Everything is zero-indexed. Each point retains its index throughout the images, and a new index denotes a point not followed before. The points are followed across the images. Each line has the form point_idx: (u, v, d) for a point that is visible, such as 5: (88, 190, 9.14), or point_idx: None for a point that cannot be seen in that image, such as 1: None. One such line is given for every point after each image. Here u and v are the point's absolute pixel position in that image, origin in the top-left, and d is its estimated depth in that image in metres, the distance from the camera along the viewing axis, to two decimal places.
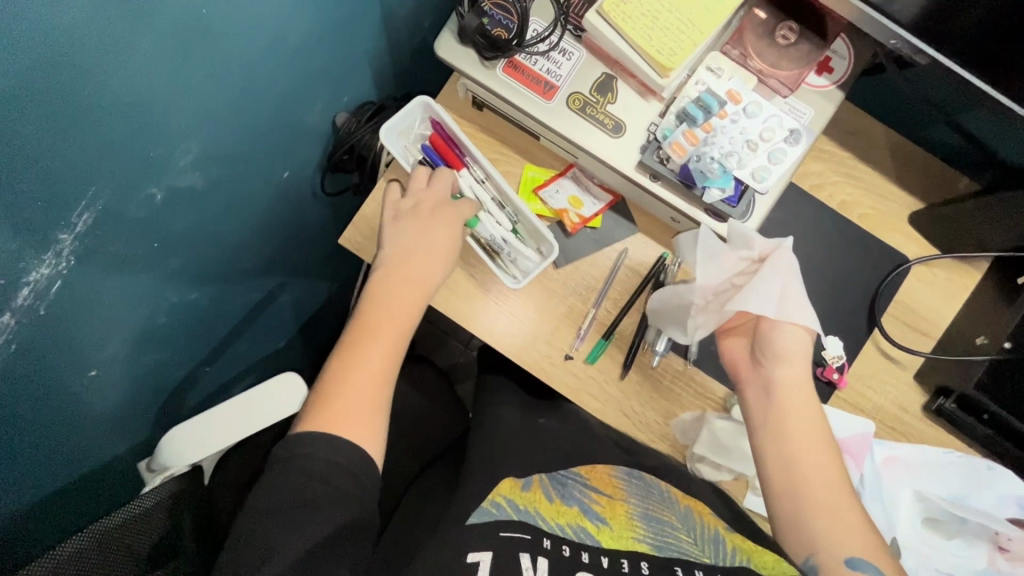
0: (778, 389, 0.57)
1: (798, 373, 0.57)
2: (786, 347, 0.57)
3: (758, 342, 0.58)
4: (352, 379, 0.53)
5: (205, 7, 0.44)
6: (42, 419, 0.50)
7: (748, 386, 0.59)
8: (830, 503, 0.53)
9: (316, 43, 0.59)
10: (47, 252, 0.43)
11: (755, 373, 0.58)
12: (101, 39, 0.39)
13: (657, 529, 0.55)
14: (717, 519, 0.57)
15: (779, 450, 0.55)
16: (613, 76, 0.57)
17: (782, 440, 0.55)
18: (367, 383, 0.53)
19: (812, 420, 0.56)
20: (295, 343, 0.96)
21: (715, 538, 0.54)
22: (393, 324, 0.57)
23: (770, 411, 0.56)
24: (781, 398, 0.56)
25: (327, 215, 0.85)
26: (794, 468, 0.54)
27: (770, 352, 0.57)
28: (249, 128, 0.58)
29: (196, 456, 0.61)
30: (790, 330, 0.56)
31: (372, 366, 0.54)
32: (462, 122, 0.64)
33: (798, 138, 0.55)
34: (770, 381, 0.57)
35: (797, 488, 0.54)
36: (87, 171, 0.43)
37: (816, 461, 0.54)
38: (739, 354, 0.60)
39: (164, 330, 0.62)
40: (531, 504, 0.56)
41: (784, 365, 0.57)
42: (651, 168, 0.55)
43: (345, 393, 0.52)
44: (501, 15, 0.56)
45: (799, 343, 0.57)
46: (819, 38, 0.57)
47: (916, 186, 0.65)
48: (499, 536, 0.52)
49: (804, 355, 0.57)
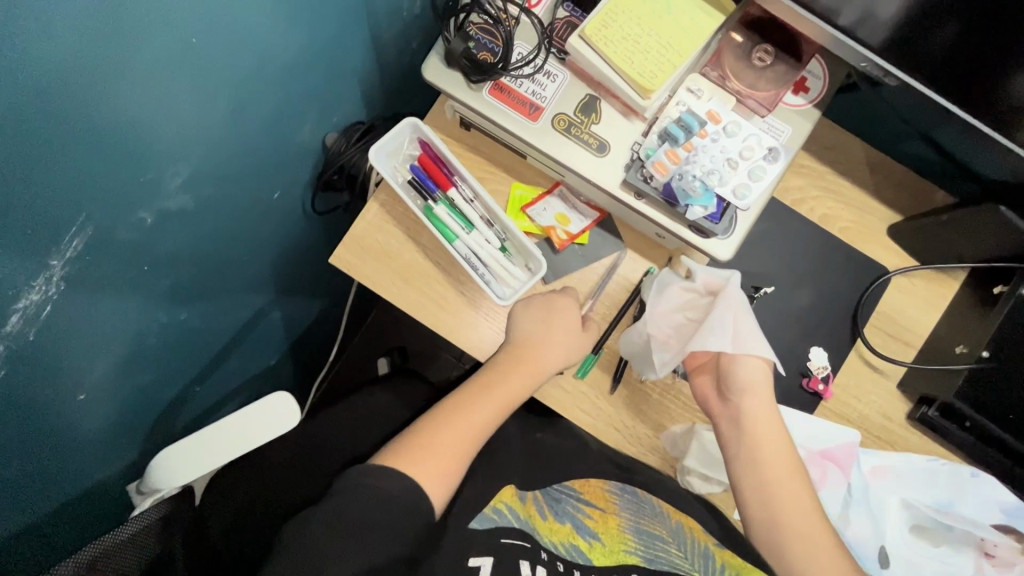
0: (746, 422, 0.58)
1: (762, 405, 0.59)
2: (750, 379, 0.59)
3: (721, 377, 0.60)
4: (445, 433, 0.57)
5: (195, 36, 0.45)
6: (31, 442, 0.50)
7: (720, 420, 0.60)
8: (803, 525, 0.56)
9: (304, 65, 0.60)
10: (38, 278, 0.44)
11: (724, 408, 0.60)
12: (94, 71, 0.39)
13: (648, 543, 0.58)
14: (706, 535, 0.60)
15: (756, 480, 0.57)
16: (596, 97, 0.58)
17: (755, 470, 0.57)
18: (454, 444, 0.56)
19: (781, 447, 0.58)
20: (286, 359, 0.96)
21: (705, 553, 0.58)
22: (495, 393, 0.60)
23: (742, 443, 0.58)
24: (748, 430, 0.58)
25: (318, 233, 0.86)
26: (767, 495, 0.57)
27: (733, 383, 0.59)
28: (238, 151, 0.58)
29: (186, 476, 0.61)
30: (749, 362, 0.59)
31: (463, 437, 0.57)
32: (450, 142, 0.66)
33: (777, 156, 0.56)
34: (738, 414, 0.59)
35: (768, 509, 0.56)
36: (77, 197, 0.43)
37: (785, 484, 0.57)
38: (709, 391, 0.61)
39: (154, 351, 0.62)
40: (529, 517, 0.60)
41: (749, 398, 0.59)
42: (635, 186, 0.56)
43: (435, 445, 0.56)
44: (486, 39, 0.58)
45: (759, 375, 0.59)
46: (795, 59, 0.58)
47: (894, 200, 0.67)
48: (500, 542, 0.54)
49: (764, 383, 0.59)
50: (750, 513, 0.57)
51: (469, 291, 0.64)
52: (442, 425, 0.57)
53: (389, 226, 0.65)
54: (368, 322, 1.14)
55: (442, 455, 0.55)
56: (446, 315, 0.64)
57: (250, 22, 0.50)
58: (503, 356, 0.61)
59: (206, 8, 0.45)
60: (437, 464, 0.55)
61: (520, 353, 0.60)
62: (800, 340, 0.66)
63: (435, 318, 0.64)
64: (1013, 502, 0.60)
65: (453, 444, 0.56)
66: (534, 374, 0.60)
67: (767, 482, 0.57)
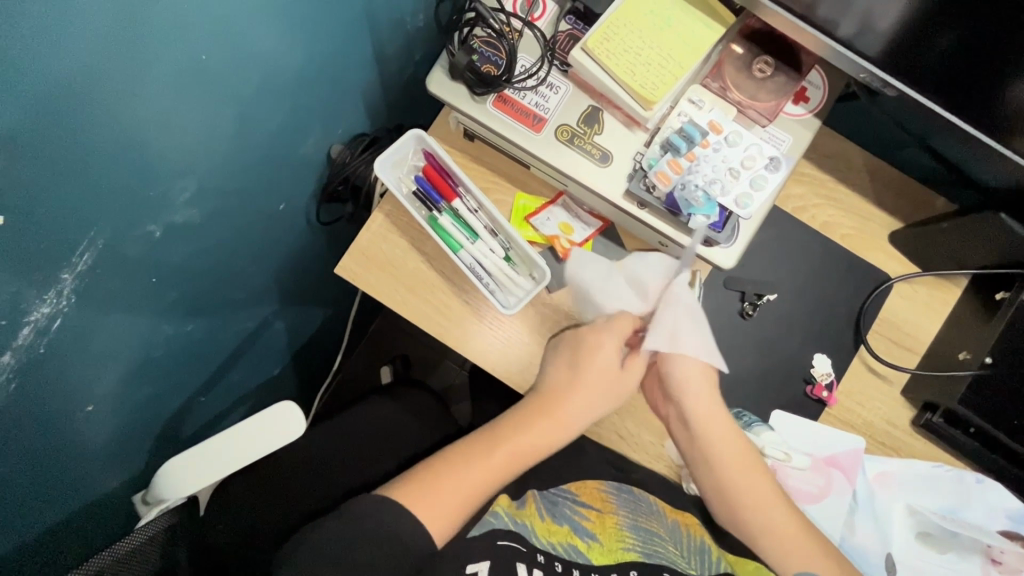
0: (693, 423, 0.59)
1: (707, 404, 0.59)
2: (686, 376, 0.59)
3: (662, 377, 0.61)
4: (462, 475, 0.57)
5: (203, 53, 0.46)
6: (39, 454, 0.50)
7: (674, 426, 0.61)
8: (777, 532, 0.58)
9: (310, 79, 0.61)
10: (49, 291, 0.44)
11: (671, 408, 0.62)
12: (101, 88, 0.40)
13: (645, 538, 0.59)
14: (701, 529, 0.64)
15: (712, 481, 0.59)
16: (599, 108, 0.59)
17: (715, 475, 0.59)
18: (469, 486, 0.57)
19: (737, 450, 0.59)
20: (290, 369, 0.96)
21: (702, 549, 0.60)
22: (521, 445, 0.60)
23: (696, 444, 0.59)
24: (696, 431, 0.59)
25: (322, 242, 0.87)
26: (737, 502, 0.59)
27: (674, 381, 0.60)
28: (244, 165, 0.59)
29: (195, 486, 0.61)
30: (690, 362, 0.59)
31: (483, 479, 0.58)
32: (454, 152, 0.66)
33: (778, 165, 0.57)
34: (683, 416, 0.60)
35: (732, 509, 0.59)
36: (87, 211, 0.44)
37: (749, 488, 0.59)
38: (657, 392, 0.63)
39: (160, 362, 0.62)
40: (526, 518, 0.60)
41: (691, 398, 0.59)
42: (638, 196, 0.57)
43: (450, 491, 0.56)
44: (489, 52, 0.59)
45: (696, 375, 0.59)
46: (794, 70, 0.59)
47: (895, 208, 0.67)
48: (495, 543, 0.54)
49: (703, 381, 0.60)
50: (724, 513, 0.60)
51: (473, 300, 0.65)
52: (455, 467, 0.58)
53: (394, 236, 0.65)
54: (371, 330, 1.14)
55: (455, 496, 0.56)
56: (451, 324, 0.65)
57: (258, 37, 0.50)
58: (521, 412, 0.61)
59: (214, 23, 0.45)
60: (449, 509, 0.55)
61: (551, 406, 0.60)
62: (802, 347, 0.66)
63: (440, 328, 0.65)
64: (1019, 508, 0.61)
65: (469, 489, 0.57)
66: (562, 431, 0.60)
67: (724, 483, 0.59)
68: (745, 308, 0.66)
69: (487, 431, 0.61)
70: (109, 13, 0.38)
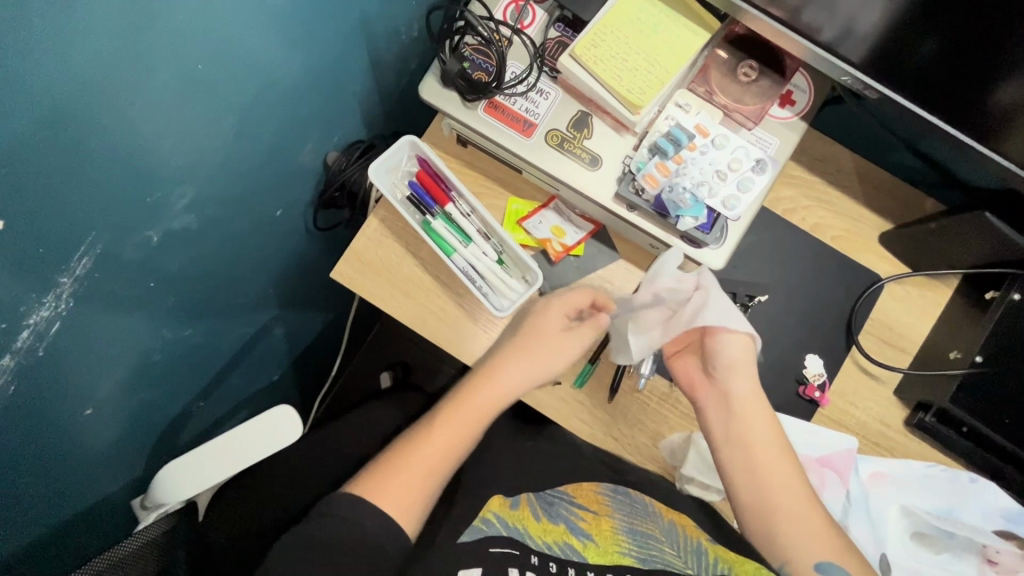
0: (734, 400, 0.59)
1: (748, 384, 0.59)
2: (736, 355, 0.59)
3: (708, 357, 0.60)
4: (414, 464, 0.56)
5: (200, 63, 0.48)
6: (37, 457, 0.51)
7: (707, 403, 0.60)
8: (799, 529, 0.55)
9: (305, 88, 0.62)
10: (48, 294, 0.45)
11: (711, 389, 0.60)
12: (105, 98, 0.42)
13: (642, 543, 0.58)
14: (699, 531, 0.61)
15: (745, 464, 0.57)
16: (588, 113, 0.60)
17: (746, 454, 0.57)
18: (428, 466, 0.57)
19: (769, 431, 0.58)
20: (288, 375, 0.97)
21: (698, 549, 0.58)
22: (459, 414, 0.59)
23: (732, 422, 0.58)
24: (737, 409, 0.58)
25: (320, 248, 0.87)
26: (762, 486, 0.56)
27: (721, 360, 0.59)
28: (241, 171, 0.60)
29: (193, 490, 0.62)
30: (737, 341, 0.58)
31: (434, 458, 0.57)
32: (447, 158, 0.67)
33: (764, 168, 0.58)
34: (726, 393, 0.59)
35: (756, 485, 0.57)
36: (85, 218, 0.45)
37: (774, 470, 0.57)
38: (694, 373, 0.62)
39: (159, 367, 0.63)
40: (519, 521, 0.59)
41: (736, 377, 0.59)
42: (627, 199, 0.58)
43: (410, 471, 0.56)
44: (480, 59, 0.60)
45: (745, 350, 0.59)
46: (778, 75, 0.60)
47: (886, 209, 0.68)
48: (488, 552, 0.54)
49: (753, 362, 0.59)
50: (741, 504, 0.57)
51: (467, 303, 0.66)
52: (417, 446, 0.58)
53: (389, 241, 0.66)
54: (370, 336, 1.15)
55: (413, 476, 0.56)
56: (444, 327, 0.66)
57: (254, 46, 0.52)
58: (460, 389, 0.61)
59: (210, 34, 0.47)
60: (407, 492, 0.55)
61: (488, 369, 0.61)
62: (794, 347, 0.67)
63: (434, 331, 0.66)
64: (1013, 508, 0.61)
65: (426, 468, 0.56)
66: (497, 393, 0.60)
67: (751, 460, 0.57)
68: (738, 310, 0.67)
69: (422, 420, 0.61)
70: (107, 26, 0.39)
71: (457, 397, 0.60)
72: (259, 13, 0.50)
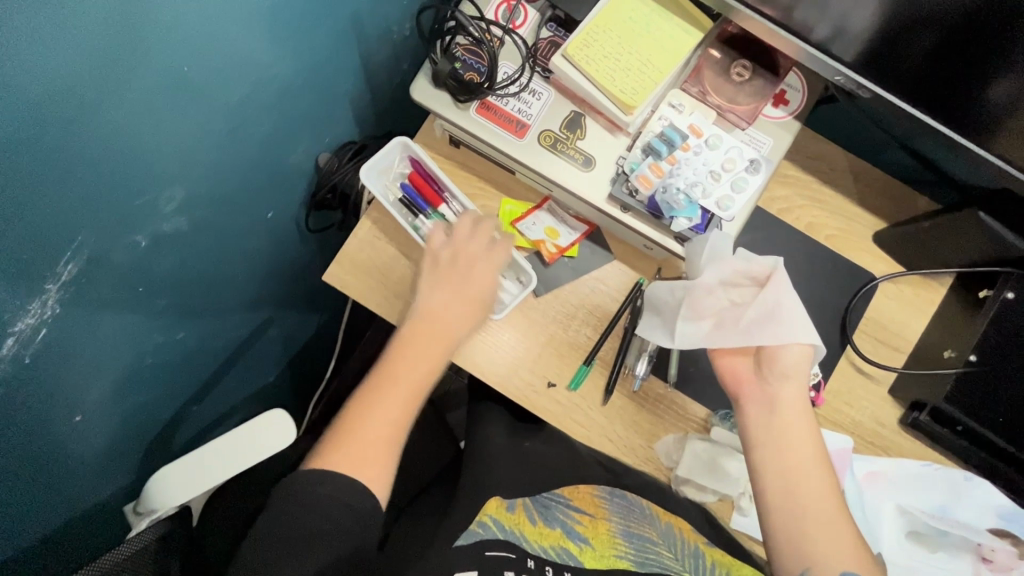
0: (780, 405, 0.54)
1: (799, 394, 0.55)
2: (790, 363, 0.54)
3: (762, 359, 0.56)
4: (373, 428, 0.55)
5: (186, 64, 0.47)
6: (25, 464, 0.50)
7: (749, 402, 0.56)
8: (820, 531, 0.51)
9: (295, 89, 0.61)
10: (34, 301, 0.44)
11: (757, 389, 0.56)
12: (89, 102, 0.41)
13: (640, 546, 0.59)
14: (698, 535, 0.61)
15: (781, 467, 0.53)
16: (581, 114, 0.60)
17: (783, 458, 0.53)
18: (376, 429, 0.55)
19: (809, 439, 0.54)
20: (282, 378, 0.96)
21: (695, 553, 0.59)
22: (410, 368, 0.58)
23: (772, 427, 0.54)
24: (783, 416, 0.54)
25: (313, 250, 0.87)
26: (793, 489, 0.52)
27: (777, 367, 0.55)
28: (230, 172, 0.60)
29: (184, 495, 0.61)
30: (798, 349, 0.54)
31: (393, 416, 0.56)
32: (440, 159, 0.67)
33: (758, 167, 0.58)
34: (773, 400, 0.55)
35: (789, 488, 0.52)
36: (70, 224, 0.44)
37: (809, 474, 0.53)
38: (742, 370, 0.57)
39: (150, 371, 0.63)
40: (515, 525, 0.59)
41: (787, 385, 0.55)
42: (621, 200, 0.58)
43: (364, 440, 0.54)
44: (473, 60, 0.60)
45: (801, 361, 0.54)
46: (772, 75, 0.60)
47: (881, 208, 0.67)
48: (484, 555, 0.53)
49: (804, 372, 0.55)
50: (767, 506, 0.53)
51: None
52: (375, 408, 0.56)
53: (381, 243, 0.66)
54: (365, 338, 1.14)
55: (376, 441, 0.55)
56: None
57: (242, 47, 0.51)
58: (403, 343, 0.59)
59: (196, 38, 0.46)
60: (376, 456, 0.54)
61: (431, 320, 0.60)
62: None
63: None
64: (1010, 506, 0.61)
65: (384, 434, 0.55)
66: (442, 342, 0.59)
67: (786, 462, 0.53)
68: None
69: (371, 381, 0.58)
70: (89, 26, 0.38)
71: (402, 350, 0.59)
72: (246, 13, 0.49)
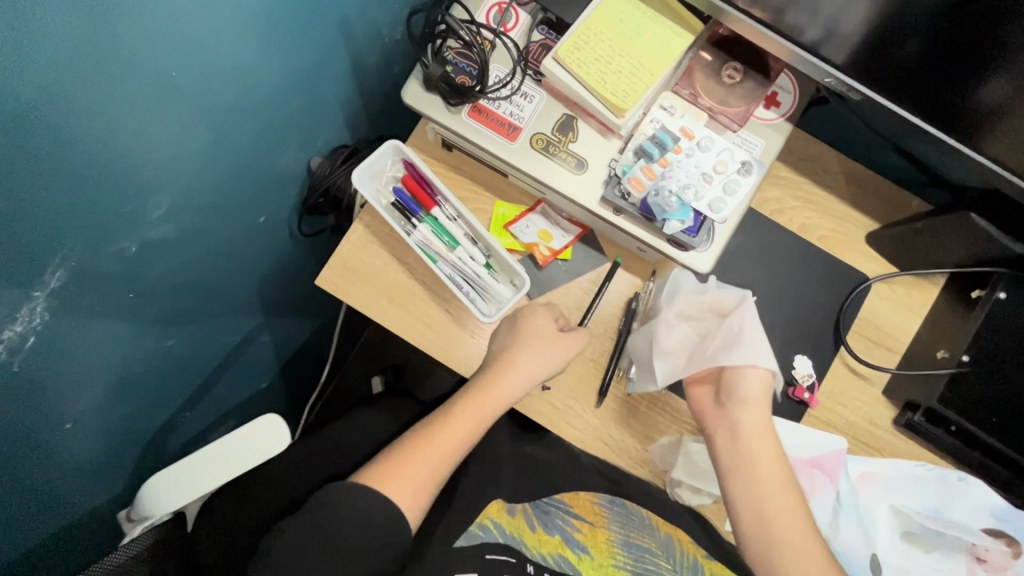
0: (743, 431, 0.58)
1: (760, 420, 0.58)
2: (750, 390, 0.58)
3: (724, 387, 0.59)
4: (421, 457, 0.57)
5: (174, 69, 0.46)
6: (12, 473, 0.50)
7: (715, 431, 0.59)
8: (799, 547, 0.53)
9: (285, 93, 0.61)
10: (21, 309, 0.44)
11: (719, 417, 0.59)
12: (75, 109, 0.41)
13: (638, 556, 0.61)
14: (696, 547, 0.62)
15: (750, 494, 0.56)
16: (573, 117, 0.60)
17: (753, 483, 0.56)
18: (427, 464, 0.57)
19: (775, 463, 0.57)
20: (276, 382, 0.96)
21: (694, 568, 0.60)
22: (469, 412, 0.60)
23: (739, 454, 0.57)
24: (749, 443, 0.57)
25: (306, 254, 0.87)
26: (764, 513, 0.55)
27: (738, 394, 0.58)
28: (221, 177, 0.59)
29: (179, 502, 0.61)
30: (758, 374, 0.58)
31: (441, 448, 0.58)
32: (432, 162, 0.67)
33: (750, 169, 0.58)
34: (735, 426, 0.58)
35: (761, 511, 0.55)
36: (57, 232, 0.44)
37: (777, 497, 0.55)
38: (708, 403, 0.61)
39: (140, 379, 0.62)
40: (516, 530, 0.62)
41: (748, 409, 0.58)
42: (613, 203, 0.58)
43: (410, 467, 0.56)
44: (464, 63, 0.60)
45: (760, 387, 0.58)
46: (763, 77, 0.60)
47: (872, 209, 0.67)
48: (483, 558, 0.56)
49: (765, 397, 0.59)
50: (741, 529, 0.56)
51: (454, 309, 0.65)
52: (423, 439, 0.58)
53: (374, 247, 0.65)
54: (360, 341, 1.14)
55: (418, 470, 0.56)
56: (432, 332, 0.65)
57: (230, 51, 0.51)
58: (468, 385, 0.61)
59: (184, 44, 0.46)
60: (413, 479, 0.56)
61: (498, 367, 0.60)
62: (784, 348, 0.67)
63: (422, 338, 0.65)
64: (1002, 505, 0.61)
65: (426, 463, 0.57)
66: (505, 394, 0.60)
67: (753, 486, 0.56)
68: None
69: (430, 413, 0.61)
70: (70, 32, 0.37)
71: (466, 392, 0.61)
72: (235, 17, 0.49)
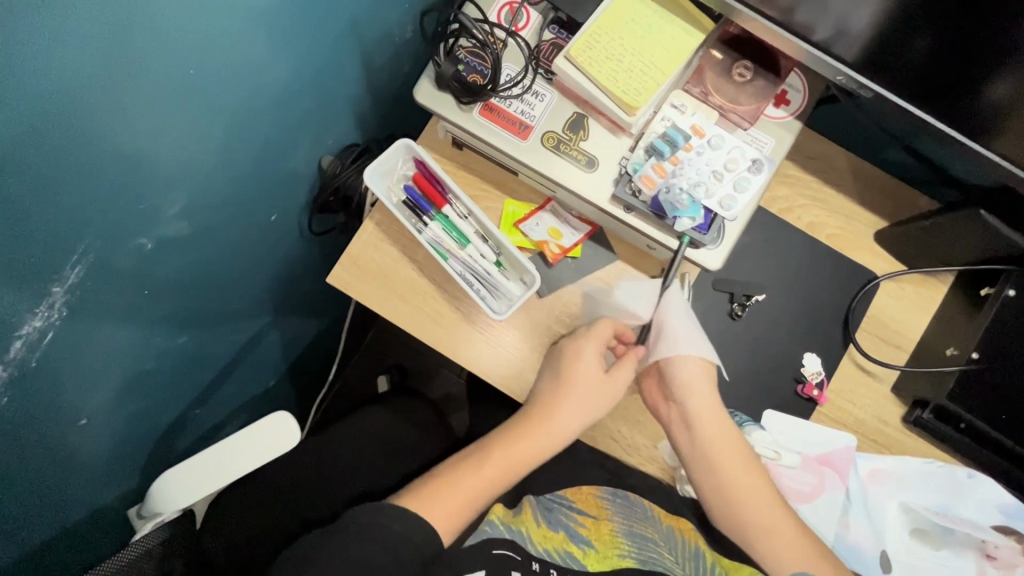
0: (694, 420, 0.61)
1: (709, 405, 0.62)
2: (689, 376, 0.62)
3: (666, 378, 0.63)
4: (459, 488, 0.59)
5: (192, 67, 0.47)
6: (27, 467, 0.50)
7: (670, 424, 0.63)
8: (778, 544, 0.59)
9: (297, 92, 0.62)
10: (40, 304, 0.45)
11: (671, 410, 0.63)
12: (95, 106, 0.41)
13: (642, 544, 0.59)
14: (696, 534, 0.64)
15: (716, 486, 0.61)
16: (584, 115, 0.60)
17: (717, 476, 0.61)
18: (469, 498, 0.59)
19: (740, 459, 0.61)
20: (284, 380, 0.96)
21: (696, 554, 0.61)
22: (515, 450, 0.62)
23: (696, 442, 0.61)
24: (707, 433, 0.61)
25: (315, 253, 0.87)
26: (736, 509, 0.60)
27: (680, 383, 0.62)
28: (234, 175, 0.60)
29: (190, 499, 0.61)
30: (694, 362, 0.62)
31: (481, 482, 0.61)
32: (442, 161, 0.67)
33: (760, 167, 0.58)
34: (684, 415, 0.62)
35: (730, 503, 0.61)
36: (75, 228, 0.44)
37: (750, 494, 0.60)
38: (657, 398, 0.64)
39: (152, 376, 0.62)
40: (521, 526, 0.59)
41: (692, 395, 0.62)
42: (624, 201, 0.58)
43: (450, 498, 0.59)
44: (476, 61, 0.60)
45: (698, 374, 0.62)
46: (773, 75, 0.60)
47: (882, 207, 0.68)
48: (490, 552, 0.52)
49: (709, 386, 0.63)
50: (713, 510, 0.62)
51: (464, 307, 0.65)
52: (466, 471, 0.61)
53: (385, 245, 0.66)
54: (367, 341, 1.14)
55: (455, 500, 0.59)
56: (443, 330, 0.65)
57: (246, 50, 0.51)
58: (519, 422, 0.63)
59: (201, 41, 0.46)
60: (451, 506, 0.58)
61: (545, 412, 0.62)
62: (793, 347, 0.67)
63: (433, 336, 0.65)
64: (1012, 503, 0.61)
65: (467, 494, 0.59)
66: (554, 438, 0.62)
67: (719, 479, 0.61)
68: (735, 309, 0.67)
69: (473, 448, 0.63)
70: (91, 28, 0.38)
71: (515, 432, 0.63)
72: (251, 15, 0.49)
